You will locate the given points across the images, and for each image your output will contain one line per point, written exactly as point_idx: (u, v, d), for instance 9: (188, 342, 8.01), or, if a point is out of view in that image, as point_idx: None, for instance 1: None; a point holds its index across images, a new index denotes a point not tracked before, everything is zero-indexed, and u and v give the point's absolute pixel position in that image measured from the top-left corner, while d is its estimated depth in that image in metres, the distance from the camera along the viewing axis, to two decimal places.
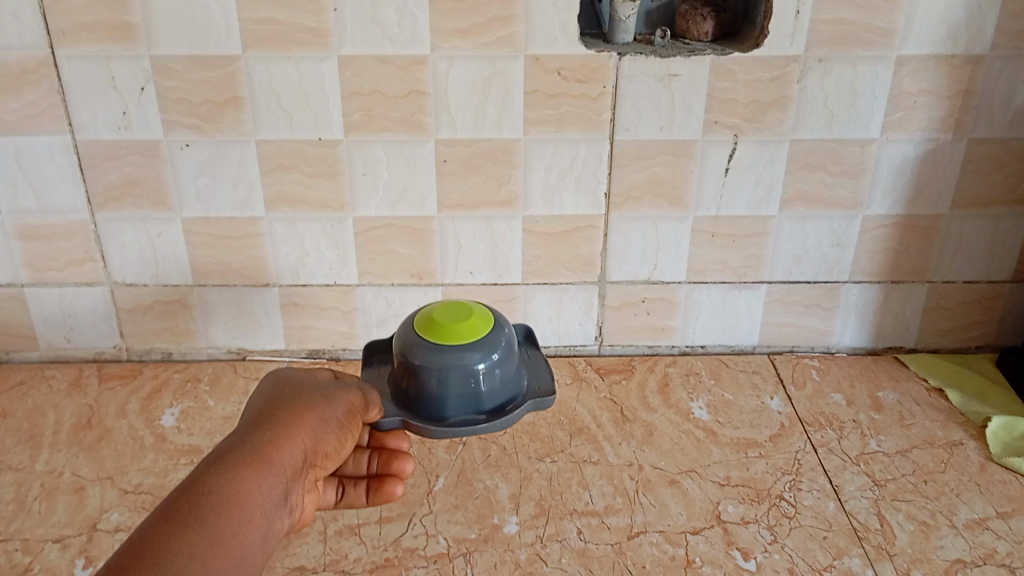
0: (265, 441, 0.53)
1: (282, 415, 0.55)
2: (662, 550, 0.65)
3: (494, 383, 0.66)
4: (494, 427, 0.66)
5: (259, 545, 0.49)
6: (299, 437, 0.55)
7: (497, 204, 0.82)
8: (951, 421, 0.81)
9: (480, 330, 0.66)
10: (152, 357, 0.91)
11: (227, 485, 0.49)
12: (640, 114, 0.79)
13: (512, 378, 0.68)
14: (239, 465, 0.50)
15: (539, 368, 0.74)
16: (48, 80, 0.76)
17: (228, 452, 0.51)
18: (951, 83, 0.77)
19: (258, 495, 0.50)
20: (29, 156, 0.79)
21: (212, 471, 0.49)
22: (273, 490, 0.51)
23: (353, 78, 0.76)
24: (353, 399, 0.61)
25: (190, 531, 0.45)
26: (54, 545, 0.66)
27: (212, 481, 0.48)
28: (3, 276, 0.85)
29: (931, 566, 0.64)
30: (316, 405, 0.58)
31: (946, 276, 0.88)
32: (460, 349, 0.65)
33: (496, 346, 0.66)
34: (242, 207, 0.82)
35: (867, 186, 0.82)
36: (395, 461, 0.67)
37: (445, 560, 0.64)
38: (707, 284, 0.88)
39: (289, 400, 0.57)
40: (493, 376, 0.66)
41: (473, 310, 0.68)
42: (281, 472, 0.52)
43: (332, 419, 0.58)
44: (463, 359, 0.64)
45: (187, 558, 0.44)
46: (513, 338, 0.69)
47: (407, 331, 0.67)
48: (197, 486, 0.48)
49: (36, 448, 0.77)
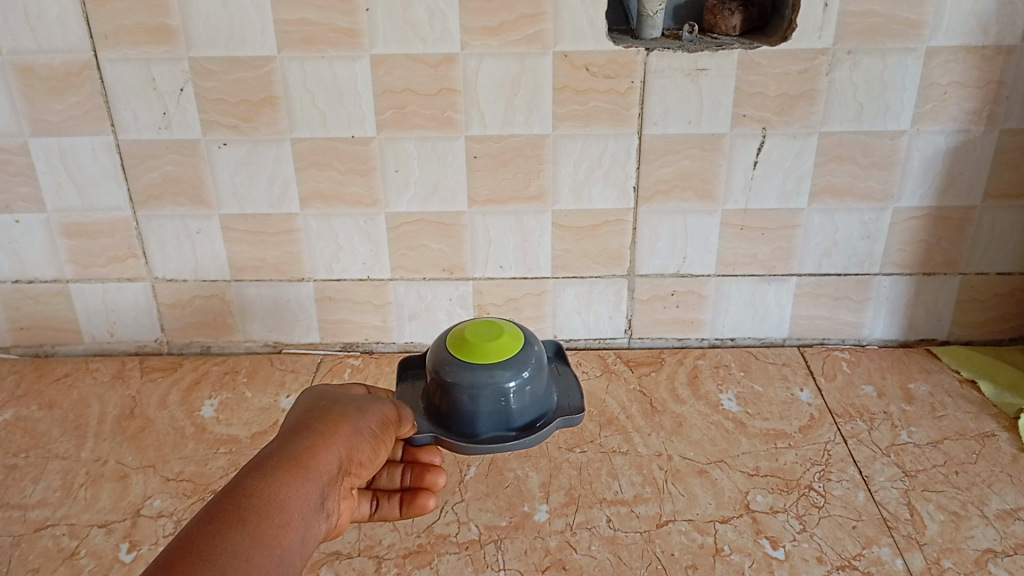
0: (301, 449, 0.54)
1: (317, 425, 0.57)
2: (691, 538, 0.66)
3: (524, 400, 0.67)
4: (524, 443, 0.67)
5: (299, 546, 0.50)
6: (333, 445, 0.56)
7: (527, 199, 0.84)
8: (983, 412, 0.80)
9: (511, 348, 0.67)
10: (191, 350, 0.93)
11: (267, 489, 0.50)
12: (667, 107, 0.79)
13: (541, 395, 0.69)
14: (277, 471, 0.52)
15: (569, 385, 0.75)
16: (91, 82, 0.78)
17: (268, 459, 0.53)
18: (982, 75, 0.77)
19: (295, 499, 0.51)
20: (74, 156, 0.82)
21: (252, 476, 0.51)
22: (311, 495, 0.52)
23: (385, 77, 0.78)
24: (386, 411, 0.63)
25: (233, 531, 0.46)
26: (100, 529, 0.68)
27: (253, 485, 0.50)
28: (48, 272, 0.88)
29: (961, 555, 0.64)
30: (350, 416, 0.59)
31: (979, 268, 0.87)
32: (491, 367, 0.66)
33: (527, 365, 0.67)
34: (278, 204, 0.84)
35: (897, 178, 0.82)
36: (428, 474, 0.67)
37: (476, 546, 0.66)
38: (736, 277, 0.88)
39: (324, 412, 0.59)
40: (524, 393, 0.67)
41: (504, 328, 0.69)
42: (318, 477, 0.53)
43: (365, 428, 0.59)
44: (493, 378, 0.66)
45: (230, 556, 0.45)
46: (543, 354, 0.70)
47: (440, 349, 0.69)
48: (238, 490, 0.49)
49: (82, 437, 0.79)
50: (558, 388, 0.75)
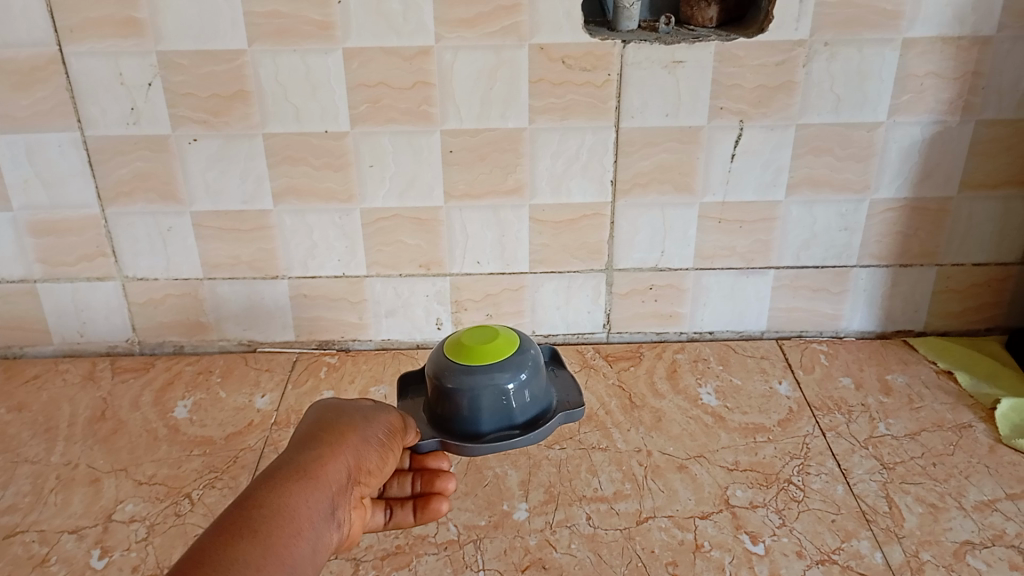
0: (310, 459, 0.53)
1: (326, 435, 0.56)
2: (671, 534, 0.66)
3: (524, 400, 0.66)
4: (528, 439, 0.65)
5: (310, 557, 0.49)
6: (342, 454, 0.55)
7: (504, 193, 0.83)
8: (960, 403, 0.81)
9: (505, 350, 0.66)
10: (164, 350, 0.91)
11: (276, 500, 0.49)
12: (645, 100, 0.79)
13: (540, 393, 0.68)
14: (287, 481, 0.51)
15: (566, 382, 0.73)
16: (58, 77, 0.76)
17: (276, 470, 0.52)
18: (959, 65, 0.77)
19: (307, 508, 0.50)
20: (41, 151, 0.80)
21: (262, 487, 0.50)
22: (321, 504, 0.51)
23: (359, 70, 0.76)
24: (392, 420, 0.61)
25: (246, 539, 0.45)
26: (71, 536, 0.67)
27: (263, 496, 0.49)
28: (16, 272, 0.86)
29: (939, 548, 0.64)
30: (358, 425, 0.58)
31: (955, 259, 0.88)
32: (490, 369, 0.65)
33: (523, 365, 0.66)
34: (252, 200, 0.83)
35: (875, 170, 0.82)
36: (439, 480, 0.66)
37: (456, 547, 0.65)
38: (715, 270, 0.88)
39: (330, 423, 0.58)
40: (524, 393, 0.66)
41: (499, 332, 0.68)
42: (329, 487, 0.52)
43: (374, 437, 0.58)
44: (491, 381, 0.64)
45: (244, 566, 0.44)
46: (539, 354, 0.69)
47: (438, 357, 0.68)
48: (250, 500, 0.48)
49: (53, 440, 0.78)
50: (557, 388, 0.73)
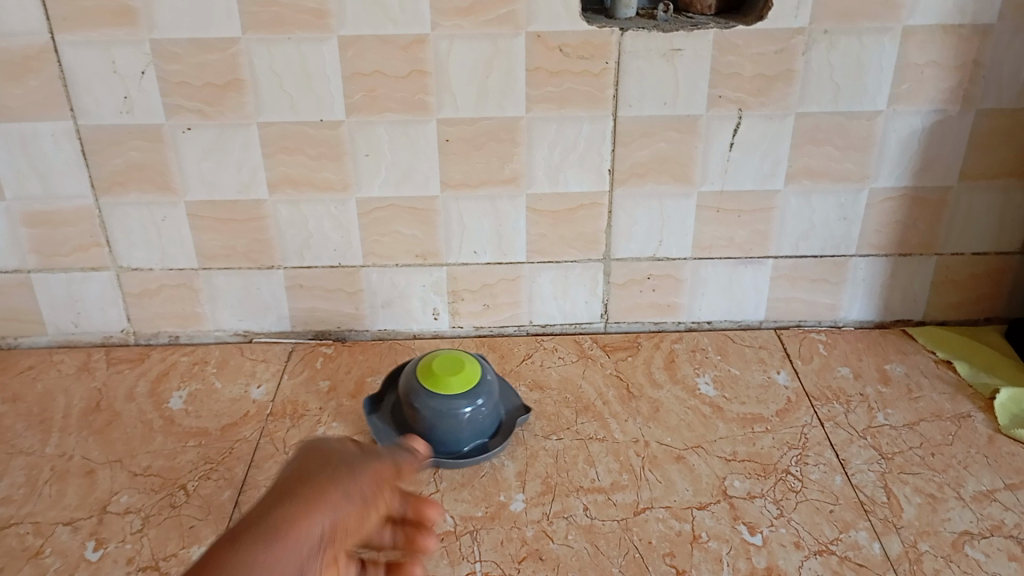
0: (318, 494, 0.47)
1: (352, 461, 0.50)
2: (669, 525, 0.65)
3: (474, 426, 0.71)
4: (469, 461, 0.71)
5: None
6: (362, 488, 0.49)
7: (501, 182, 0.82)
8: (959, 394, 0.80)
9: (468, 377, 0.72)
10: (159, 341, 0.91)
11: (259, 546, 0.44)
12: (642, 90, 0.78)
13: (490, 424, 0.73)
14: (282, 523, 0.45)
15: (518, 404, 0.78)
16: (50, 66, 0.76)
17: (277, 502, 0.47)
18: (958, 54, 0.77)
19: (296, 557, 0.44)
20: (34, 141, 0.79)
21: (249, 527, 0.45)
22: (318, 554, 0.45)
23: (354, 60, 0.76)
24: (419, 454, 0.54)
25: None
26: (66, 527, 0.66)
27: (245, 540, 0.44)
28: (10, 262, 0.86)
29: (937, 538, 0.64)
30: (388, 454, 0.52)
31: (954, 249, 0.87)
32: (451, 396, 0.70)
33: (481, 391, 0.71)
34: (246, 190, 0.82)
35: (874, 160, 0.82)
36: None
37: (452, 538, 0.65)
38: (713, 260, 0.88)
39: (360, 448, 0.52)
40: (475, 422, 0.71)
41: (467, 361, 0.73)
42: (332, 530, 0.46)
43: (404, 470, 0.52)
44: (445, 412, 0.70)
45: None
46: (496, 388, 0.74)
47: (410, 376, 0.73)
48: (227, 545, 0.44)
49: (47, 432, 0.77)
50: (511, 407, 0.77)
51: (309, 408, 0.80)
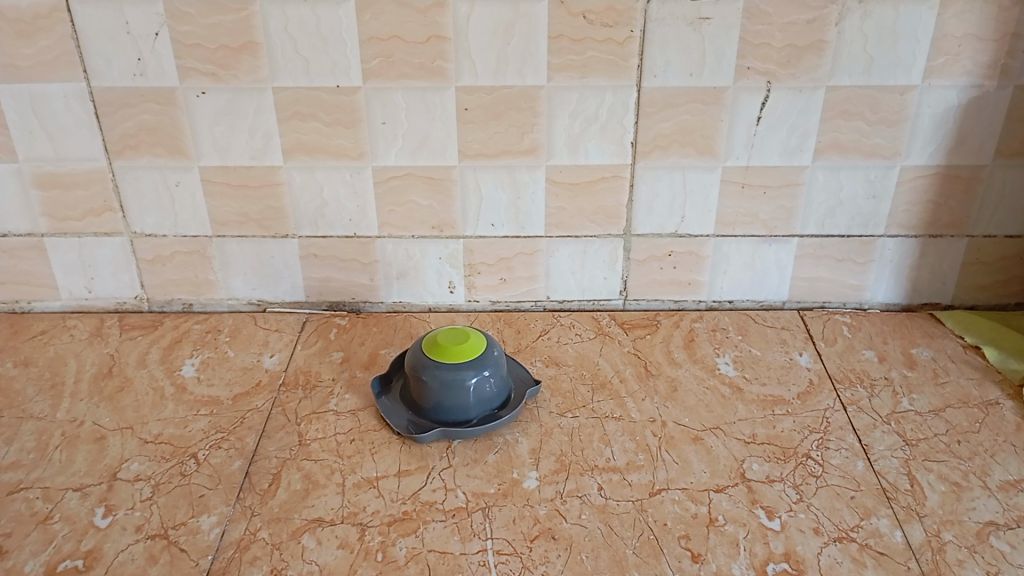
0: None
1: None
2: (685, 507, 0.64)
3: (482, 396, 0.71)
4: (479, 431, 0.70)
5: None
6: None
7: (520, 153, 0.80)
8: (987, 379, 0.78)
9: (472, 349, 0.71)
10: (172, 308, 0.90)
11: None
12: (667, 58, 0.75)
13: (498, 393, 0.72)
14: None
15: (523, 378, 0.77)
16: (62, 25, 0.74)
17: None
18: (998, 26, 0.74)
19: None
20: (45, 103, 0.78)
21: None
22: None
23: (371, 23, 0.74)
24: None
25: None
26: (75, 493, 0.66)
27: None
28: (23, 225, 0.85)
29: (962, 528, 0.62)
30: None
31: (986, 230, 0.85)
32: (457, 366, 0.69)
33: (486, 362, 0.71)
34: (261, 156, 0.81)
35: (906, 136, 0.79)
36: None
37: (463, 514, 0.63)
38: (735, 237, 0.86)
39: None
40: (482, 391, 0.70)
41: (471, 334, 0.72)
42: None
43: None
44: (452, 381, 0.69)
45: None
46: (503, 359, 0.73)
47: (416, 351, 0.72)
48: None
49: (58, 397, 0.77)
50: (518, 382, 0.77)
51: (322, 379, 0.79)
